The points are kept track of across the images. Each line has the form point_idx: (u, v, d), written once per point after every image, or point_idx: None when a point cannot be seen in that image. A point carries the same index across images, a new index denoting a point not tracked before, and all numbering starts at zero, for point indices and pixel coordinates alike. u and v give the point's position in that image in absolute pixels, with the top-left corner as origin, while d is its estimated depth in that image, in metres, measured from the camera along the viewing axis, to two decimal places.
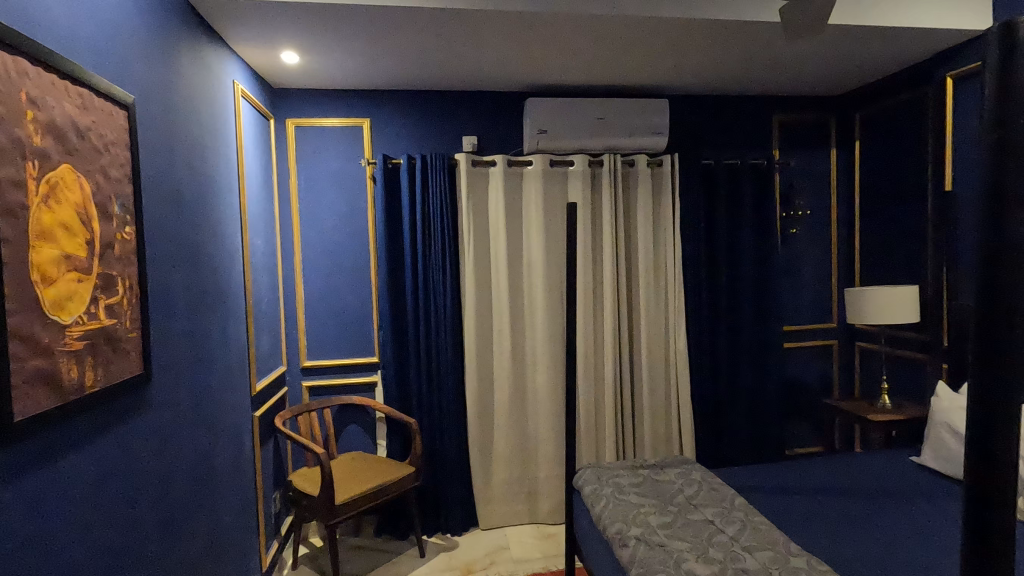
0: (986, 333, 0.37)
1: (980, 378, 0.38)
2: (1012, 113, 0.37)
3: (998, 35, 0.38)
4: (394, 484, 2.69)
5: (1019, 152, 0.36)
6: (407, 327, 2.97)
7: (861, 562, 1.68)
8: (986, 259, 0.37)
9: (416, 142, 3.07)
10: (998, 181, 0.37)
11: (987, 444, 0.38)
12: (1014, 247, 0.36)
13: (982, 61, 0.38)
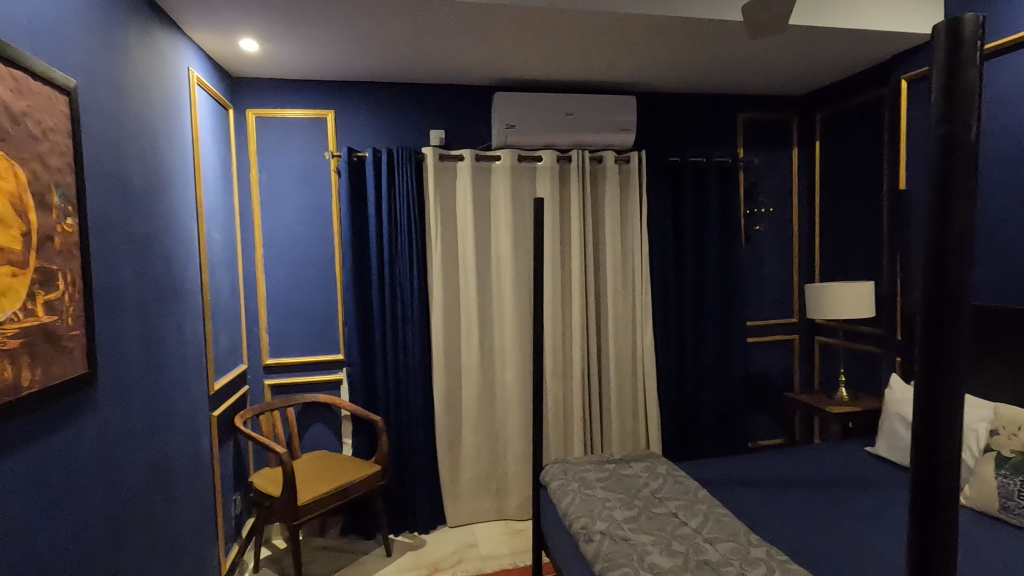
0: (940, 286, 0.48)
1: (931, 321, 0.49)
2: (957, 110, 0.47)
3: (943, 45, 0.48)
4: (360, 483, 2.64)
5: (961, 141, 0.47)
6: (373, 324, 2.92)
7: (817, 551, 1.72)
8: (940, 228, 0.48)
9: (382, 135, 3.01)
10: (948, 166, 0.48)
11: (937, 378, 0.48)
12: (959, 219, 0.47)
13: (933, 65, 0.48)
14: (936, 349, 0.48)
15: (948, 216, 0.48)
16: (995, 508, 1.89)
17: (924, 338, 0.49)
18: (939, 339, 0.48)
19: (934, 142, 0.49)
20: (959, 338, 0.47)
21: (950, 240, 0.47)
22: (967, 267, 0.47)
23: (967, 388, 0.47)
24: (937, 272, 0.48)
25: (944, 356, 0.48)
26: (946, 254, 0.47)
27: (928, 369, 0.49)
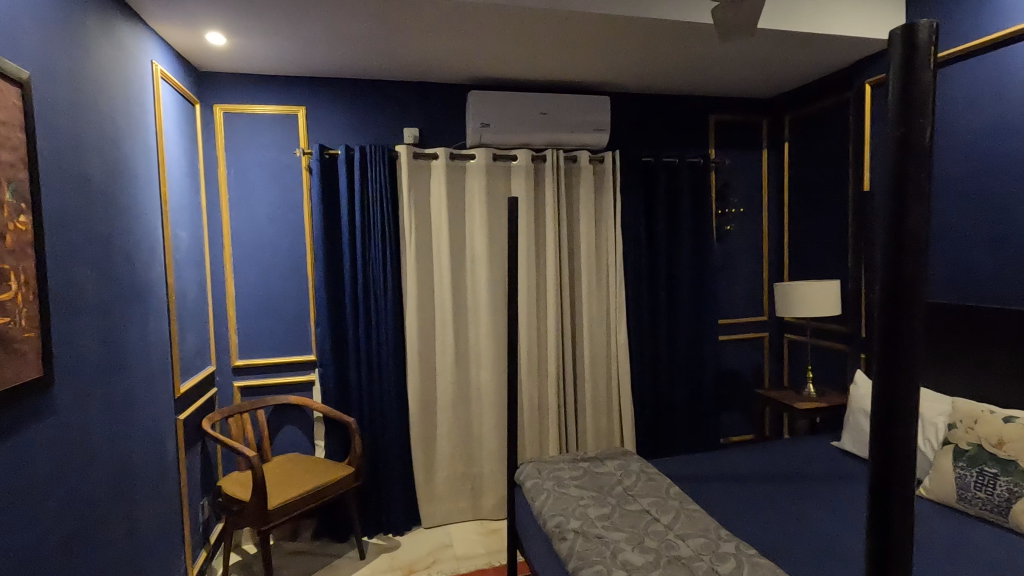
0: (895, 285, 0.49)
1: (887, 318, 0.50)
2: (911, 114, 0.48)
3: (898, 48, 0.49)
4: (332, 485, 2.60)
5: (915, 144, 0.48)
6: (346, 324, 2.88)
7: (784, 544, 1.76)
8: (895, 227, 0.50)
9: (355, 132, 2.97)
10: (902, 168, 0.49)
11: (895, 375, 0.50)
12: (913, 219, 0.48)
13: (889, 67, 0.49)
14: (892, 346, 0.50)
15: (903, 218, 0.49)
16: (952, 499, 1.96)
17: (880, 336, 0.51)
18: (895, 338, 0.50)
19: (890, 145, 0.50)
20: (913, 336, 0.49)
21: (905, 242, 0.49)
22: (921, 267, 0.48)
23: (920, 385, 0.49)
24: (891, 273, 0.50)
25: (899, 353, 0.50)
26: (900, 255, 0.49)
27: (884, 366, 0.50)
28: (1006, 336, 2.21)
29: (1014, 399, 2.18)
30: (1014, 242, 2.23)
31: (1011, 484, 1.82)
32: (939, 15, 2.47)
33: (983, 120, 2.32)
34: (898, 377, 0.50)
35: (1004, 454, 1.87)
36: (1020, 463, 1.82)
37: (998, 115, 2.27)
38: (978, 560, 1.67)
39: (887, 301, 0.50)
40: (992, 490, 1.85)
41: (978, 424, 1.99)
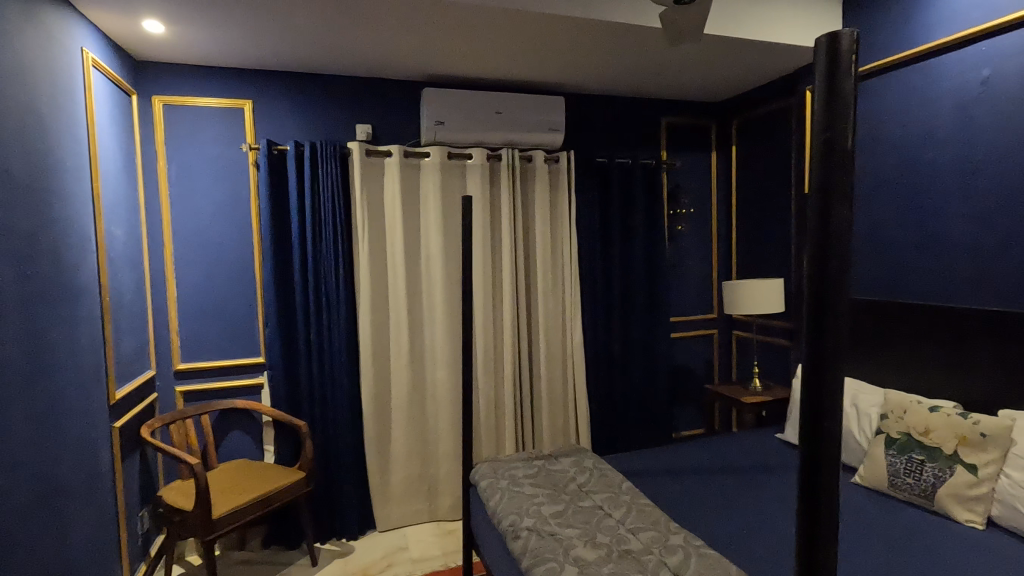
0: (820, 286, 0.51)
1: (814, 318, 0.52)
2: (835, 121, 0.50)
3: (824, 55, 0.51)
4: (282, 491, 2.52)
5: (839, 150, 0.50)
6: (296, 325, 2.80)
7: (730, 534, 1.82)
8: (821, 231, 0.52)
9: (305, 128, 2.89)
10: (828, 174, 0.51)
11: (822, 372, 0.52)
12: (837, 223, 0.50)
13: (814, 74, 0.51)
14: (819, 347, 0.52)
15: (828, 224, 0.51)
16: (884, 485, 2.07)
17: (810, 337, 0.53)
18: (823, 337, 0.52)
19: (816, 153, 0.52)
20: (839, 334, 0.51)
21: (830, 247, 0.51)
22: (846, 272, 0.50)
23: (842, 380, 0.51)
24: (819, 276, 0.52)
25: (827, 354, 0.52)
26: (826, 260, 0.51)
27: (815, 367, 0.52)
28: (930, 330, 2.35)
29: (937, 389, 2.32)
30: (937, 243, 2.37)
31: (937, 469, 1.94)
32: (871, 26, 2.60)
33: (910, 127, 2.46)
34: (826, 377, 0.52)
35: (930, 442, 1.98)
36: (944, 450, 1.94)
37: (923, 122, 2.41)
38: (905, 543, 1.77)
39: (816, 303, 0.52)
40: (919, 476, 1.97)
41: (907, 414, 2.11)
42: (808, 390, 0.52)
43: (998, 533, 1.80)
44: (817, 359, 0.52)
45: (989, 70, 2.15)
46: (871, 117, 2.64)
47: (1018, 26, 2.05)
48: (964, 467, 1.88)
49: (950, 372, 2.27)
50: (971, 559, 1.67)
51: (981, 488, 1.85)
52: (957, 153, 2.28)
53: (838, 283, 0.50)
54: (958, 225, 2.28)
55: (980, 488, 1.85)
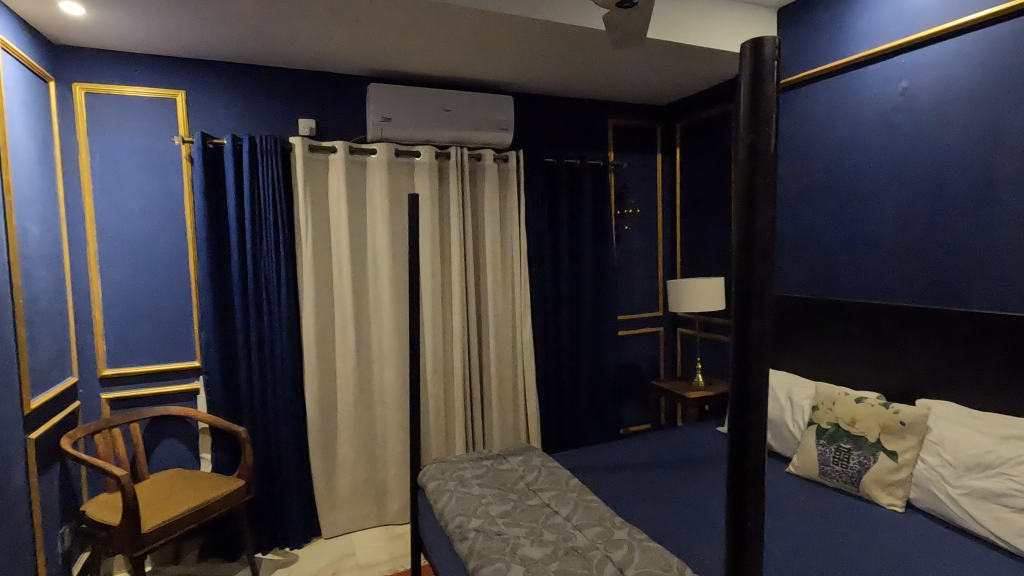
0: (744, 284, 0.53)
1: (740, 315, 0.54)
2: (759, 125, 0.51)
3: (747, 61, 0.53)
4: (219, 501, 2.41)
5: (762, 154, 0.52)
6: (234, 327, 2.69)
7: (672, 526, 1.87)
8: (745, 230, 0.53)
9: (243, 121, 2.77)
10: (751, 176, 0.53)
11: (747, 367, 0.53)
12: (760, 224, 0.52)
13: (739, 78, 0.52)
14: (744, 342, 0.54)
15: (752, 222, 0.52)
16: (815, 474, 2.18)
17: (737, 332, 0.54)
18: (748, 332, 0.53)
19: (741, 153, 0.53)
20: (762, 329, 0.53)
21: (754, 245, 0.52)
22: (769, 267, 0.52)
23: (766, 375, 0.52)
24: (744, 272, 0.53)
25: (751, 349, 0.53)
26: (750, 255, 0.52)
27: (742, 361, 0.54)
28: (856, 325, 2.48)
29: (862, 381, 2.46)
30: (861, 243, 2.51)
31: (862, 457, 2.06)
32: (801, 37, 2.74)
33: (837, 134, 2.61)
34: (751, 370, 0.53)
35: (856, 431, 2.10)
36: (868, 438, 2.06)
37: (848, 130, 2.55)
38: (833, 527, 1.87)
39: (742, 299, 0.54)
40: (847, 464, 2.08)
41: (835, 405, 2.22)
42: (736, 384, 0.54)
43: (915, 514, 1.93)
44: (743, 353, 0.54)
45: (906, 82, 2.31)
46: (802, 124, 2.78)
47: (930, 43, 2.21)
48: (885, 453, 2.01)
49: (874, 366, 2.41)
50: (891, 540, 1.78)
51: (900, 473, 1.98)
52: (878, 159, 2.43)
53: (762, 278, 0.52)
54: (880, 226, 2.43)
55: (899, 473, 1.98)
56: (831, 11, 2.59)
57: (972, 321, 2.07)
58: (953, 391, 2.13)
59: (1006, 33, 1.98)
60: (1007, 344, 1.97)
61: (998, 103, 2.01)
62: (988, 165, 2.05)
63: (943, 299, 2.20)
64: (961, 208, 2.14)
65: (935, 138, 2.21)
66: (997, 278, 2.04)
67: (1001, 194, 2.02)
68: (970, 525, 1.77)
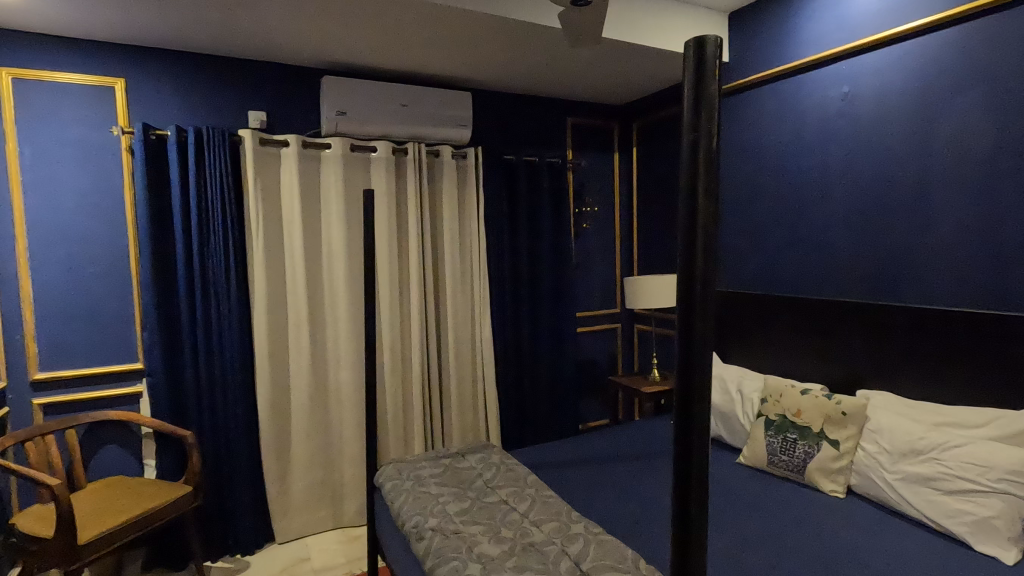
0: (688, 276, 0.54)
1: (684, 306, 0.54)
2: (701, 121, 0.52)
3: (691, 57, 0.54)
4: (165, 508, 2.31)
5: (707, 149, 0.53)
6: (180, 326, 2.58)
7: (627, 518, 1.90)
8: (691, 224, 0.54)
9: (189, 112, 2.66)
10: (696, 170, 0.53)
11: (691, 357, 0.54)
12: (706, 217, 0.53)
13: (685, 74, 0.53)
14: (688, 339, 0.54)
15: (692, 220, 0.53)
16: (764, 464, 2.26)
17: (682, 329, 0.55)
18: (692, 327, 0.54)
19: (684, 148, 0.54)
20: (704, 325, 0.54)
21: (698, 240, 0.53)
22: (712, 263, 0.53)
23: (709, 366, 0.53)
24: (687, 269, 0.54)
25: (694, 346, 0.54)
26: (694, 249, 0.53)
27: (687, 357, 0.55)
28: (801, 320, 2.58)
29: (806, 373, 2.56)
30: (806, 241, 2.61)
31: (807, 446, 2.14)
32: (750, 41, 2.82)
33: (783, 136, 2.70)
34: (694, 365, 0.54)
35: (802, 422, 2.19)
36: (812, 428, 2.15)
37: (794, 132, 2.65)
38: (779, 514, 1.95)
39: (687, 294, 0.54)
40: (793, 453, 2.17)
41: (783, 397, 2.30)
42: (680, 380, 0.54)
43: (855, 499, 2.03)
44: (687, 351, 0.55)
45: (847, 87, 2.41)
46: (751, 126, 2.86)
47: (869, 50, 2.32)
48: (828, 442, 2.10)
49: (818, 358, 2.51)
50: (833, 525, 1.87)
51: (842, 460, 2.07)
52: (821, 161, 2.53)
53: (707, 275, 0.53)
54: (823, 224, 2.53)
55: (841, 460, 2.07)
56: (778, 16, 2.68)
57: (907, 316, 2.18)
58: (890, 381, 2.24)
59: (937, 42, 2.10)
60: (940, 336, 2.08)
61: (930, 109, 2.13)
62: (920, 167, 2.17)
63: (881, 294, 2.32)
64: (897, 208, 2.25)
65: (875, 140, 2.32)
66: (930, 274, 2.16)
67: (932, 195, 2.14)
68: (905, 508, 1.87)
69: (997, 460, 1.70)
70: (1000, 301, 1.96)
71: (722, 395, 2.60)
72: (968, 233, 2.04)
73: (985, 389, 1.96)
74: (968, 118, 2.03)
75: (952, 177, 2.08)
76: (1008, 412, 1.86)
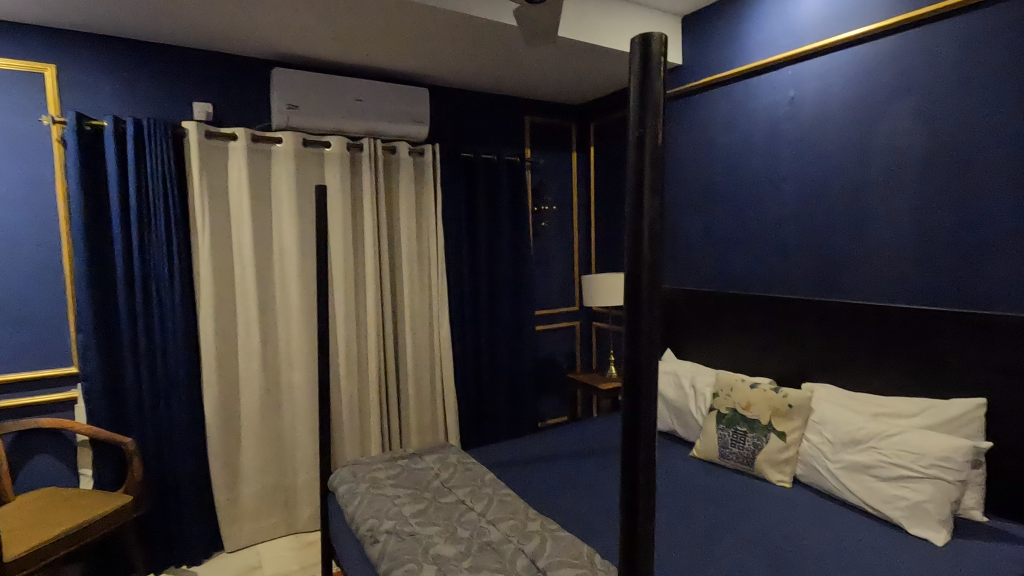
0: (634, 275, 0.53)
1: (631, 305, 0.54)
2: (647, 119, 0.52)
3: (637, 53, 0.53)
4: (102, 520, 2.18)
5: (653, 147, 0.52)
6: (119, 328, 2.45)
7: (583, 514, 1.91)
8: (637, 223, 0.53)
9: (127, 102, 2.52)
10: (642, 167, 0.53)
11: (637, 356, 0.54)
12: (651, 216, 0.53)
13: (631, 70, 0.53)
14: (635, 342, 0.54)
15: (640, 220, 0.53)
16: (715, 456, 2.32)
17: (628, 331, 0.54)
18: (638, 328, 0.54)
19: (631, 145, 0.53)
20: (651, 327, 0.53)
21: (643, 238, 0.53)
22: (657, 263, 0.53)
23: (655, 364, 0.54)
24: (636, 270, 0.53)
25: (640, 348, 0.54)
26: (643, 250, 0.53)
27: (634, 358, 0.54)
28: (750, 316, 2.66)
29: (755, 367, 2.64)
30: (756, 240, 2.70)
31: (756, 438, 2.21)
32: (702, 44, 2.89)
33: (733, 138, 2.78)
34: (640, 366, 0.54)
35: (751, 415, 2.25)
36: (761, 421, 2.22)
37: (744, 134, 2.73)
38: (730, 506, 2.01)
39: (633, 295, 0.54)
40: (743, 446, 2.23)
41: (733, 391, 2.37)
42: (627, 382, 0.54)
43: (801, 488, 2.10)
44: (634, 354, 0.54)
45: (793, 91, 2.50)
46: (703, 127, 2.93)
47: (813, 56, 2.41)
48: (776, 434, 2.17)
49: (766, 353, 2.59)
50: (780, 513, 1.93)
51: (788, 451, 2.14)
52: (769, 162, 2.62)
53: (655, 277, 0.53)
54: (771, 223, 2.62)
55: (787, 451, 2.15)
56: (728, 20, 2.75)
57: (848, 311, 2.28)
58: (832, 374, 2.34)
59: (875, 50, 2.20)
60: (877, 330, 2.19)
61: (868, 114, 2.24)
62: (860, 169, 2.27)
63: (825, 291, 2.42)
64: (838, 208, 2.35)
65: (818, 143, 2.41)
66: (869, 272, 2.26)
67: (871, 196, 2.24)
68: (846, 495, 1.95)
69: (929, 447, 1.79)
70: (932, 297, 2.08)
71: (677, 390, 2.65)
72: (902, 233, 2.15)
73: (918, 380, 2.07)
74: (903, 123, 2.13)
75: (888, 179, 2.19)
76: (938, 401, 1.97)
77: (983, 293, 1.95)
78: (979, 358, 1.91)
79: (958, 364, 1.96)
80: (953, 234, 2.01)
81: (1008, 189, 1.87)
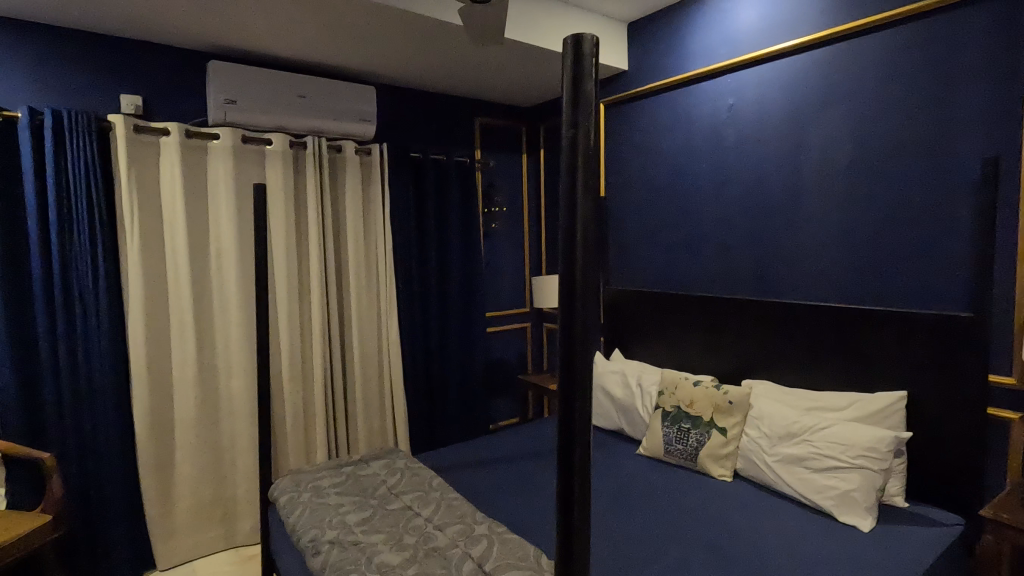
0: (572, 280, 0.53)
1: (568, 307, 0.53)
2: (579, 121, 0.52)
3: (569, 51, 0.53)
4: (16, 544, 2.01)
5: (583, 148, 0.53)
6: (36, 335, 2.27)
7: (532, 516, 1.91)
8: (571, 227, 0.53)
9: (46, 92, 2.35)
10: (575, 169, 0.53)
11: (572, 360, 0.53)
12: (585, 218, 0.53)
13: (563, 68, 0.53)
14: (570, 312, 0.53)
15: (574, 212, 0.53)
16: (661, 453, 2.37)
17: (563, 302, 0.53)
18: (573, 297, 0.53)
19: (564, 142, 0.53)
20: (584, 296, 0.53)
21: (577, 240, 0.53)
22: (590, 263, 0.53)
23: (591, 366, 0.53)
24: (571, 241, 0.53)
25: (574, 315, 0.53)
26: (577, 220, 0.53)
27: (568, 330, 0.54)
28: (693, 315, 2.73)
29: (697, 365, 2.72)
30: (698, 242, 2.78)
31: (699, 435, 2.27)
32: (647, 51, 2.96)
33: (677, 142, 2.86)
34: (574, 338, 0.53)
35: (694, 412, 2.32)
36: (703, 417, 2.29)
37: (686, 139, 2.81)
38: (674, 501, 2.05)
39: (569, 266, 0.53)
40: (686, 442, 2.29)
41: (677, 389, 2.42)
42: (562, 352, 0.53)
43: (740, 482, 2.18)
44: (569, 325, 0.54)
45: (732, 99, 2.59)
46: (647, 131, 3.00)
47: (750, 66, 2.51)
48: (717, 430, 2.24)
49: (709, 352, 2.67)
50: (721, 507, 1.99)
51: (729, 446, 2.22)
52: (710, 167, 2.71)
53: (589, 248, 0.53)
54: (713, 225, 2.71)
55: (728, 447, 2.22)
56: (671, 28, 2.83)
57: (783, 310, 2.38)
58: (769, 371, 2.44)
59: (807, 61, 2.32)
60: (809, 328, 2.30)
61: (801, 122, 2.35)
62: (794, 175, 2.38)
63: (763, 290, 2.52)
64: (774, 212, 2.46)
65: (756, 149, 2.51)
66: (802, 273, 2.38)
67: (803, 200, 2.36)
68: (782, 487, 2.04)
69: (856, 439, 1.89)
70: (859, 296, 2.20)
71: (624, 389, 2.70)
72: (832, 235, 2.27)
73: (846, 375, 2.19)
74: (832, 131, 2.25)
75: (819, 184, 2.30)
76: (864, 395, 2.09)
77: (905, 292, 2.08)
78: (900, 353, 2.04)
79: (882, 359, 2.09)
80: (877, 237, 2.14)
81: (925, 196, 2.01)
